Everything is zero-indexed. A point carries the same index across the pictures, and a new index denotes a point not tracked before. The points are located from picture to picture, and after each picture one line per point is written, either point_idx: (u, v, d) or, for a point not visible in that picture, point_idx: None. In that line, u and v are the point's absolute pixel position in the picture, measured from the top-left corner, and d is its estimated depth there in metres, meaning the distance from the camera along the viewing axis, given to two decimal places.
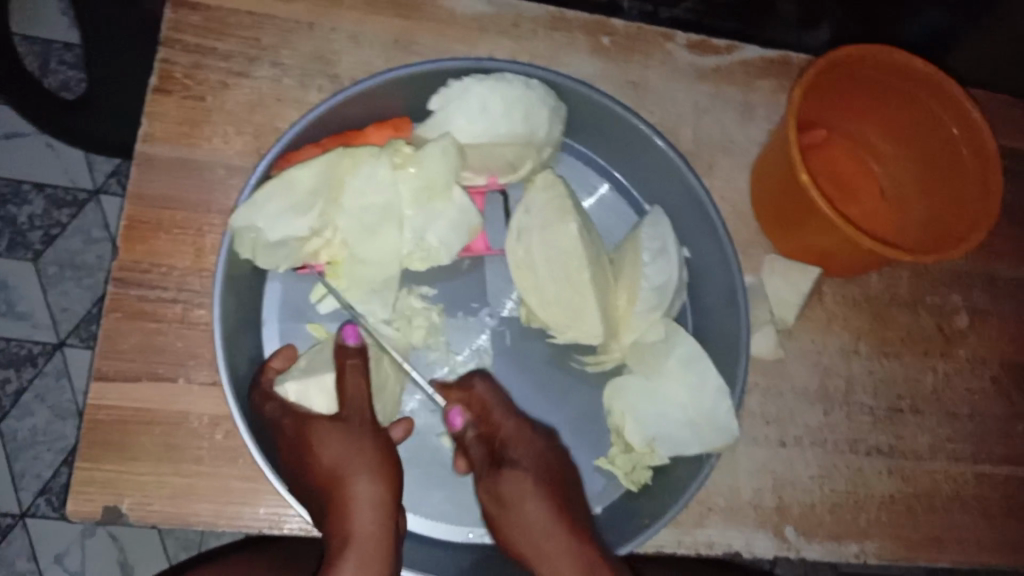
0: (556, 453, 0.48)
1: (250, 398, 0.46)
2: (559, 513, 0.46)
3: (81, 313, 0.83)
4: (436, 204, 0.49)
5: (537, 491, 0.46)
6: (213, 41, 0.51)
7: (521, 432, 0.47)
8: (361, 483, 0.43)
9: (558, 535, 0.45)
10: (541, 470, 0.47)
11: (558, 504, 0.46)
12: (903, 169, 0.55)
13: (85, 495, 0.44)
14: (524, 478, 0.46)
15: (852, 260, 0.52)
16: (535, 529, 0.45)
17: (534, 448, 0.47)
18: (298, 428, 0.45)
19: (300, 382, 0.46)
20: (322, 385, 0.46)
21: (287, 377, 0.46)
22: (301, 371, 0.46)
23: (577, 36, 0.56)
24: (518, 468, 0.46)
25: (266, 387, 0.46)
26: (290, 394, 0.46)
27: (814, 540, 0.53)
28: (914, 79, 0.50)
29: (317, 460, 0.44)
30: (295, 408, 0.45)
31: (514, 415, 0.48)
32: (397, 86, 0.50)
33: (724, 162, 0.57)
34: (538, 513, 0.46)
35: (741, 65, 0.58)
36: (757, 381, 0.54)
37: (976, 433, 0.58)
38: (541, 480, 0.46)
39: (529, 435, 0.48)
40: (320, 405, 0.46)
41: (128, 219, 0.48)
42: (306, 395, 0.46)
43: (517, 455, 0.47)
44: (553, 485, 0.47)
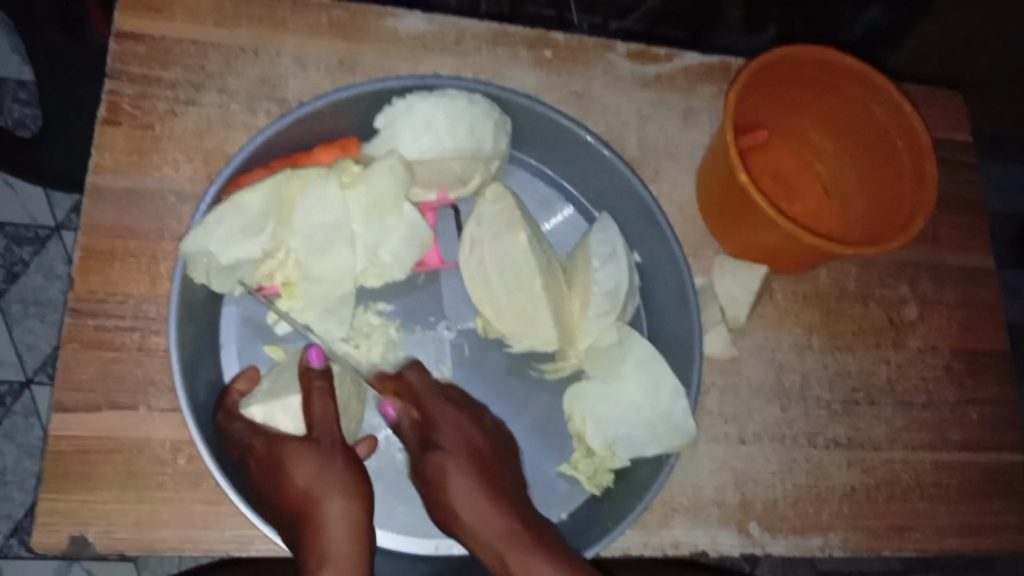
0: (484, 433, 0.47)
1: (216, 419, 0.46)
2: (485, 492, 0.45)
3: (46, 351, 0.83)
4: (387, 220, 0.49)
5: (460, 473, 0.45)
6: (159, 71, 0.52)
7: (447, 415, 0.47)
8: (335, 502, 0.42)
9: (493, 517, 0.44)
10: (464, 449, 0.46)
11: (485, 484, 0.45)
12: (845, 165, 0.57)
13: (49, 527, 0.45)
14: (445, 460, 0.45)
15: (798, 256, 0.53)
16: (463, 512, 0.44)
17: (456, 428, 0.46)
18: (271, 450, 0.44)
19: (265, 404, 0.46)
20: (287, 408, 0.46)
21: (252, 400, 0.47)
22: (265, 394, 0.47)
23: (520, 51, 0.58)
24: (439, 449, 0.46)
25: (230, 407, 0.47)
26: (255, 416, 0.46)
27: (779, 534, 0.54)
28: (845, 76, 0.53)
29: (290, 482, 0.43)
30: (261, 428, 0.45)
31: (440, 398, 0.47)
32: (342, 106, 0.50)
33: (670, 167, 0.59)
34: (464, 495, 0.44)
35: (683, 71, 0.61)
36: (714, 379, 0.55)
37: (932, 420, 0.59)
38: (464, 459, 0.45)
39: (454, 416, 0.47)
40: (287, 427, 0.46)
41: (81, 250, 0.49)
42: (272, 417, 0.46)
43: (439, 436, 0.46)
44: (479, 467, 0.45)
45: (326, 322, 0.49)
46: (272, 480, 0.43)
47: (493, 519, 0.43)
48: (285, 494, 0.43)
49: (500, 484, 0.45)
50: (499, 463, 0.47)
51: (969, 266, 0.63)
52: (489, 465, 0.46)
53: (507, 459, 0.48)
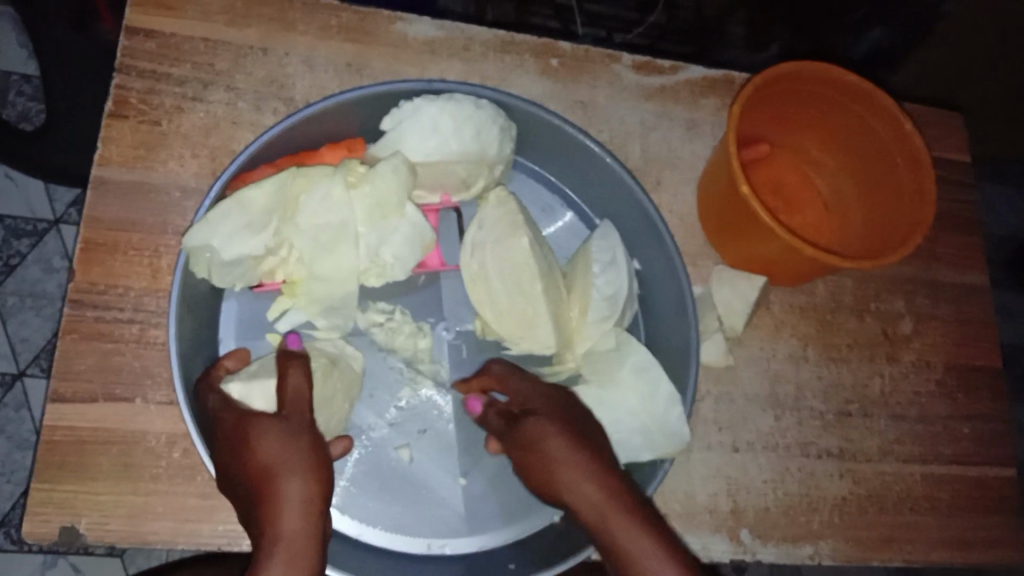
0: (576, 407, 0.47)
1: (197, 388, 0.46)
2: (584, 454, 0.43)
3: (40, 344, 0.83)
4: (390, 220, 0.50)
5: (556, 432, 0.44)
6: (168, 67, 0.52)
7: (528, 387, 0.48)
8: (294, 482, 0.41)
9: (592, 480, 0.42)
10: (554, 412, 0.46)
11: (581, 443, 0.44)
12: (843, 179, 0.58)
13: (41, 516, 0.45)
14: (545, 423, 0.45)
15: (795, 268, 0.53)
16: (563, 473, 0.43)
17: (544, 397, 0.47)
18: (240, 423, 0.43)
19: (245, 382, 0.46)
20: (266, 390, 0.46)
21: (232, 378, 0.46)
22: (247, 374, 0.46)
23: (526, 59, 0.59)
24: (535, 414, 0.45)
25: (213, 380, 0.46)
26: (232, 393, 0.45)
27: (770, 543, 0.54)
28: (847, 92, 0.53)
29: (252, 456, 0.41)
30: (235, 404, 0.45)
31: (523, 377, 0.49)
32: (349, 108, 0.51)
33: (670, 177, 0.60)
34: (563, 455, 0.43)
35: (686, 83, 0.61)
36: (709, 388, 0.56)
37: (924, 434, 0.60)
38: (559, 423, 0.45)
39: (550, 394, 0.48)
40: (259, 406, 0.45)
41: (84, 241, 0.49)
42: (248, 395, 0.45)
43: (534, 407, 0.46)
44: (572, 426, 0.45)
45: (333, 318, 0.50)
46: (235, 452, 0.42)
47: (591, 481, 0.43)
48: (245, 464, 0.41)
49: (593, 448, 0.44)
50: (587, 427, 0.46)
51: (963, 284, 0.64)
52: (583, 431, 0.45)
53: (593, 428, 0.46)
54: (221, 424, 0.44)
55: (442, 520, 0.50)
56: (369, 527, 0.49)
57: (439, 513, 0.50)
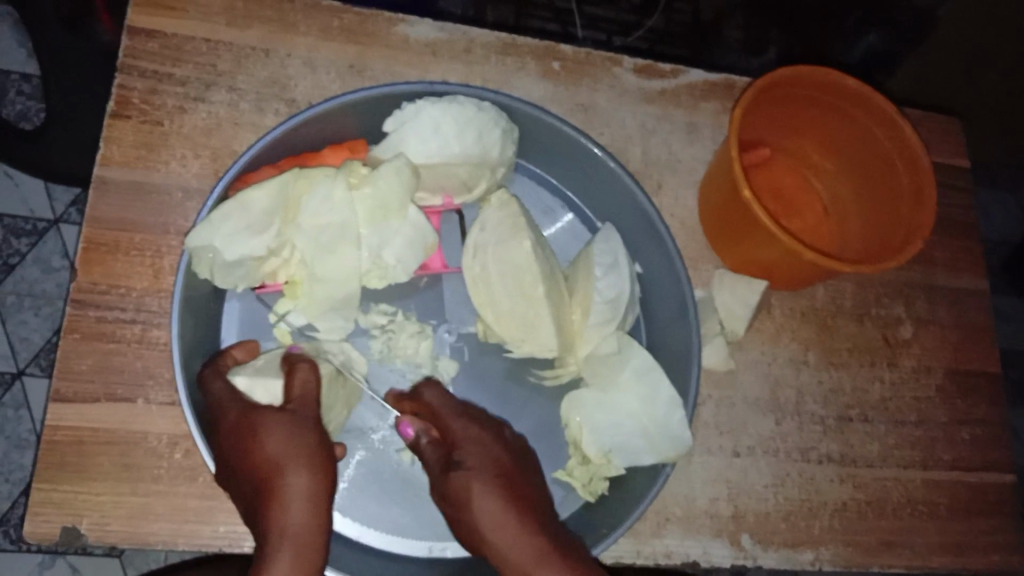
0: (505, 451, 0.46)
1: (203, 374, 0.46)
2: (515, 514, 0.42)
3: (40, 343, 0.83)
4: (391, 222, 0.50)
5: (485, 490, 0.43)
6: (170, 67, 0.52)
7: (469, 431, 0.46)
8: (300, 476, 0.40)
9: (522, 541, 0.41)
10: (490, 466, 0.44)
11: (511, 501, 0.43)
12: (844, 184, 0.58)
13: (42, 516, 0.45)
14: (472, 477, 0.43)
15: (796, 272, 0.53)
16: (493, 535, 0.42)
17: (478, 444, 0.45)
18: (245, 417, 0.43)
19: (252, 376, 0.46)
20: (271, 387, 0.46)
21: (239, 371, 0.46)
22: (254, 369, 0.46)
23: (528, 61, 0.59)
24: (465, 468, 0.44)
25: (220, 368, 0.46)
26: (237, 384, 0.45)
27: (770, 547, 0.54)
28: (847, 97, 0.53)
29: (258, 450, 0.41)
30: (240, 395, 0.45)
31: (460, 415, 0.47)
32: (352, 109, 0.51)
33: (671, 181, 0.60)
34: (490, 517, 0.42)
35: (687, 87, 0.61)
36: (710, 392, 0.56)
37: (923, 439, 0.60)
38: (489, 477, 0.43)
39: (477, 434, 0.46)
40: (263, 401, 0.45)
41: (86, 241, 0.49)
42: (253, 389, 0.45)
43: (464, 454, 0.45)
44: (504, 481, 0.44)
45: (333, 321, 0.50)
46: (241, 446, 0.42)
47: (522, 540, 0.41)
48: (250, 459, 0.41)
49: (525, 499, 0.43)
50: (520, 476, 0.45)
51: (962, 289, 0.64)
52: (515, 475, 0.45)
53: (529, 475, 0.46)
54: (225, 416, 0.43)
55: (442, 523, 0.50)
56: (369, 529, 0.49)
57: (439, 517, 0.50)
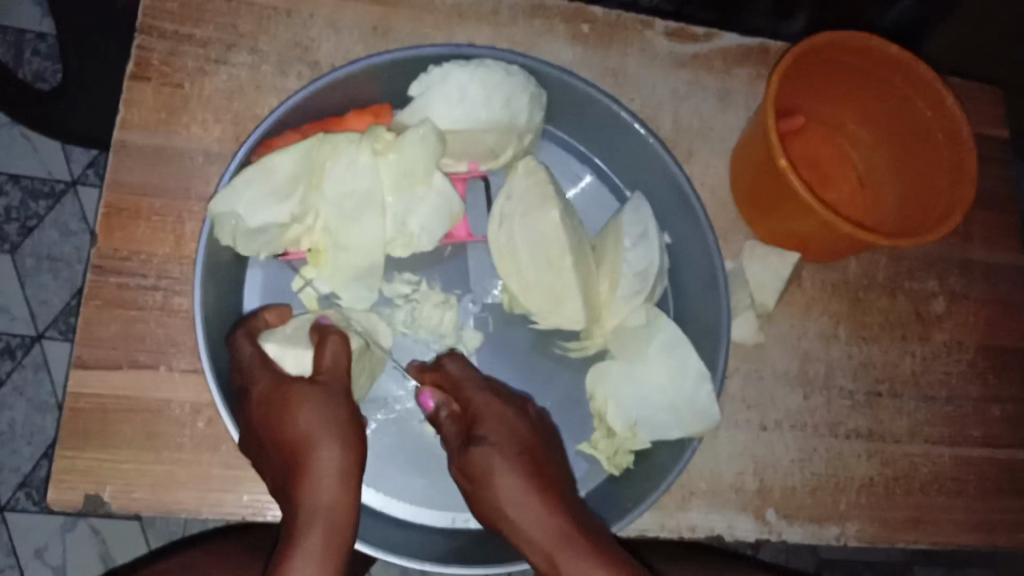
0: (528, 425, 0.46)
1: (232, 336, 0.46)
2: (537, 489, 0.42)
3: (58, 306, 0.83)
4: (417, 190, 0.48)
5: (507, 466, 0.43)
6: (190, 28, 0.51)
7: (490, 406, 0.45)
8: (330, 450, 0.41)
9: (543, 520, 0.41)
10: (510, 440, 0.44)
11: (534, 479, 0.43)
12: (881, 155, 0.57)
13: (66, 483, 0.45)
14: (494, 455, 0.43)
15: (832, 244, 0.52)
16: (514, 512, 0.42)
17: (502, 421, 0.45)
18: (274, 387, 0.43)
19: (282, 345, 0.45)
20: (300, 356, 0.45)
21: (271, 336, 0.45)
22: (285, 336, 0.45)
23: (556, 24, 0.57)
24: (487, 444, 0.44)
25: (252, 330, 0.46)
26: (268, 350, 0.45)
27: (795, 522, 0.54)
28: (889, 64, 0.52)
29: (290, 424, 0.42)
30: (270, 364, 0.44)
31: (483, 389, 0.46)
32: (376, 73, 0.50)
33: (702, 149, 0.58)
34: (512, 491, 0.42)
35: (721, 52, 0.59)
36: (738, 365, 0.55)
37: (954, 416, 0.59)
38: (513, 454, 0.43)
39: (500, 410, 0.45)
40: (290, 372, 0.45)
41: (106, 206, 0.48)
42: (282, 357, 0.45)
43: (486, 431, 0.44)
44: (527, 458, 0.44)
45: (357, 292, 0.49)
46: (269, 416, 0.42)
47: (544, 518, 0.41)
48: (280, 433, 0.42)
49: (547, 475, 0.44)
50: (543, 450, 0.45)
51: (998, 264, 0.62)
52: (539, 453, 0.45)
53: (552, 453, 0.46)
54: (253, 387, 0.43)
55: None
56: (395, 501, 0.49)
57: None
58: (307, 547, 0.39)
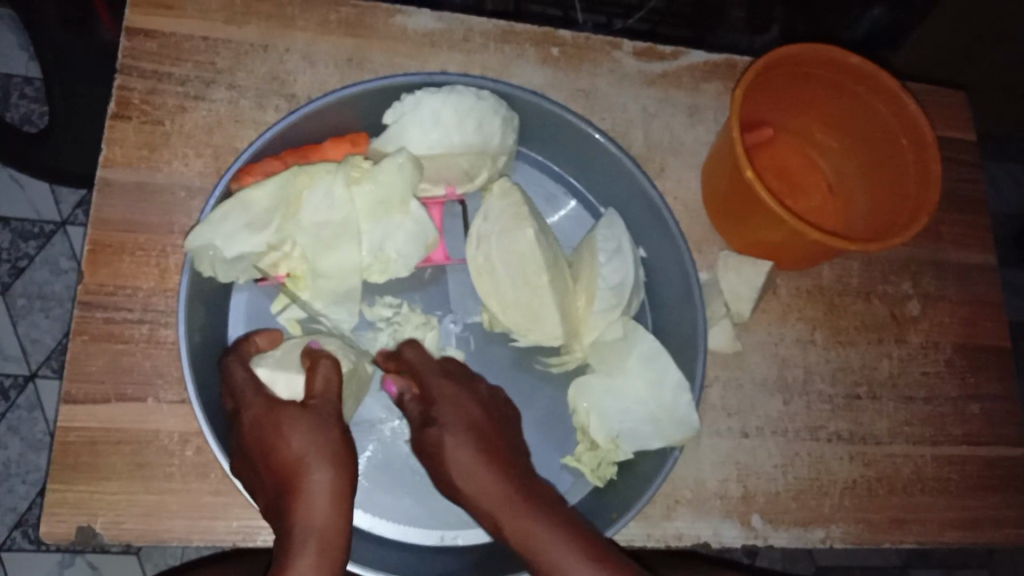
0: (482, 407, 0.47)
1: (225, 359, 0.47)
2: (485, 463, 0.44)
3: (51, 344, 0.84)
4: (394, 216, 0.50)
5: (457, 442, 0.45)
6: (169, 67, 0.52)
7: (443, 388, 0.47)
8: (322, 473, 0.42)
9: (492, 491, 0.44)
10: (462, 420, 0.46)
11: (484, 452, 0.45)
12: (848, 162, 0.58)
13: (58, 516, 0.46)
14: (444, 433, 0.45)
15: (801, 251, 0.53)
16: (464, 483, 0.44)
17: (454, 402, 0.46)
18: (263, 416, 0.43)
19: (273, 368, 0.46)
20: (291, 380, 0.46)
21: (263, 360, 0.47)
22: (276, 360, 0.47)
23: (527, 48, 0.59)
24: (438, 425, 0.46)
25: (243, 354, 0.47)
26: (259, 373, 0.46)
27: (781, 527, 0.55)
28: (850, 73, 0.53)
29: (283, 447, 0.42)
30: (262, 388, 0.45)
31: (437, 373, 0.48)
32: (352, 103, 0.51)
33: (674, 163, 0.60)
34: (462, 464, 0.44)
35: (688, 69, 0.61)
36: (717, 373, 0.56)
37: (933, 416, 0.60)
38: (462, 431, 0.45)
39: (451, 391, 0.47)
40: (281, 396, 0.45)
41: (91, 243, 0.49)
42: (273, 380, 0.46)
43: (438, 410, 0.46)
44: (478, 436, 0.45)
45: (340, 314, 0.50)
46: (261, 443, 0.43)
47: (492, 487, 0.44)
48: (273, 458, 0.42)
49: (498, 449, 0.45)
50: (499, 432, 0.46)
51: (971, 264, 0.63)
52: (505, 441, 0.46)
53: (509, 433, 0.47)
54: (247, 412, 0.44)
55: (452, 512, 0.50)
56: (382, 521, 0.49)
57: (449, 506, 0.50)
58: (301, 567, 0.39)
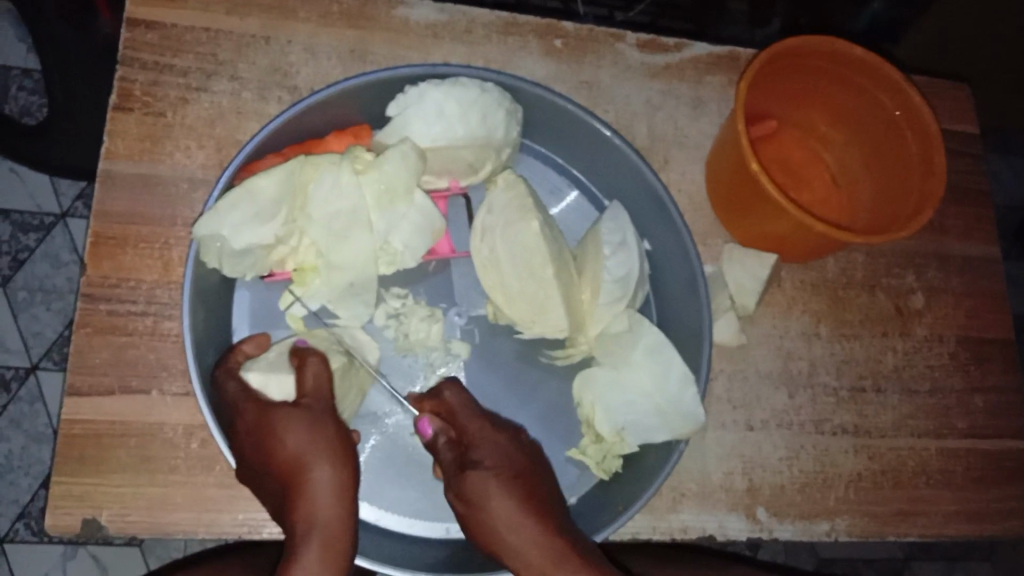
0: (521, 448, 0.47)
1: (215, 374, 0.46)
2: (530, 511, 0.43)
3: (52, 337, 0.83)
4: (399, 206, 0.49)
5: (504, 490, 0.43)
6: (170, 58, 0.52)
7: (485, 432, 0.46)
8: (323, 469, 0.42)
9: (542, 545, 0.42)
10: (506, 465, 0.45)
11: (531, 501, 0.44)
12: (852, 154, 0.58)
13: (63, 509, 0.45)
14: (489, 478, 0.44)
15: (806, 243, 0.53)
16: (510, 536, 0.43)
17: (497, 448, 0.46)
18: (260, 415, 0.43)
19: (265, 372, 0.45)
20: (284, 381, 0.45)
21: (252, 366, 0.46)
22: (267, 363, 0.46)
23: (530, 40, 0.58)
24: (481, 468, 0.44)
25: (232, 365, 0.46)
26: (251, 380, 0.45)
27: (786, 519, 0.55)
28: (854, 65, 0.53)
29: (279, 447, 0.42)
30: (254, 394, 0.45)
31: (479, 417, 0.47)
32: (354, 94, 0.51)
33: (678, 156, 0.59)
34: (507, 514, 0.43)
35: (692, 61, 0.61)
36: (722, 366, 0.56)
37: (937, 408, 0.60)
38: (509, 477, 0.44)
39: (492, 437, 0.46)
40: (276, 398, 0.45)
41: (94, 235, 0.49)
42: (266, 385, 0.45)
43: (481, 456, 0.45)
44: (522, 484, 0.44)
45: (353, 309, 0.50)
46: (261, 441, 0.43)
47: (539, 539, 0.42)
48: (273, 457, 0.42)
49: (542, 500, 0.44)
50: (539, 478, 0.46)
51: (975, 256, 0.63)
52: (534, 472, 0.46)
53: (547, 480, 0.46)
54: (242, 417, 0.44)
55: None
56: (388, 514, 0.49)
57: None
58: (307, 562, 0.39)
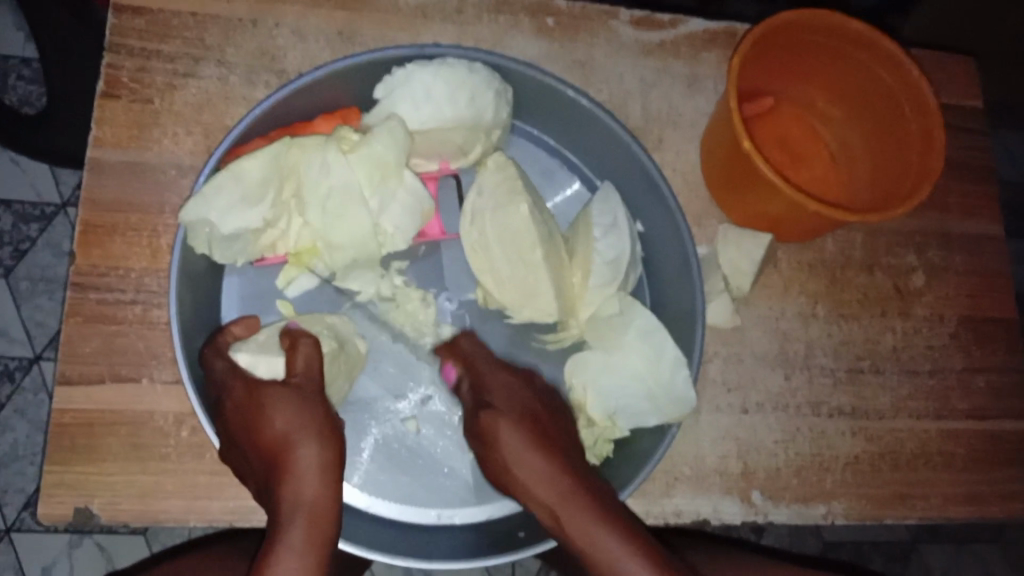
0: (533, 393, 0.48)
1: (203, 353, 0.46)
2: (538, 450, 0.44)
3: (54, 328, 0.84)
4: (389, 184, 0.49)
5: (512, 429, 0.45)
6: (157, 44, 0.52)
7: (498, 377, 0.48)
8: (310, 447, 0.41)
9: (550, 481, 0.43)
10: (514, 405, 0.47)
11: (539, 440, 0.45)
12: (850, 131, 0.57)
13: (54, 498, 0.46)
14: (498, 418, 0.45)
15: (803, 223, 0.52)
16: (520, 474, 0.44)
17: (505, 388, 0.48)
18: (247, 395, 0.43)
19: (253, 353, 0.46)
20: (273, 362, 0.46)
21: (242, 347, 0.46)
22: (256, 345, 0.46)
23: (522, 19, 0.57)
24: (492, 408, 0.46)
25: (221, 345, 0.46)
26: (240, 361, 0.46)
27: (781, 503, 0.54)
28: (852, 40, 0.51)
29: (267, 426, 0.42)
30: (242, 371, 0.45)
31: (494, 364, 0.49)
32: (340, 79, 0.50)
33: (673, 135, 0.58)
34: (516, 449, 0.44)
35: (688, 38, 0.60)
36: (717, 349, 0.55)
37: (939, 389, 0.59)
38: (517, 417, 0.46)
39: (506, 379, 0.48)
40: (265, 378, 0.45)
41: (82, 224, 0.49)
42: (255, 365, 0.46)
43: (491, 397, 0.47)
44: (531, 421, 0.46)
45: (364, 279, 0.50)
46: (247, 420, 0.42)
47: (545, 478, 0.43)
48: (257, 436, 0.42)
49: (551, 436, 0.45)
50: (551, 419, 0.47)
51: (978, 235, 0.62)
52: (540, 419, 0.47)
53: (563, 421, 0.48)
54: (229, 394, 0.44)
55: (450, 490, 0.51)
56: (378, 499, 0.50)
57: (446, 484, 0.51)
58: (291, 538, 0.39)
